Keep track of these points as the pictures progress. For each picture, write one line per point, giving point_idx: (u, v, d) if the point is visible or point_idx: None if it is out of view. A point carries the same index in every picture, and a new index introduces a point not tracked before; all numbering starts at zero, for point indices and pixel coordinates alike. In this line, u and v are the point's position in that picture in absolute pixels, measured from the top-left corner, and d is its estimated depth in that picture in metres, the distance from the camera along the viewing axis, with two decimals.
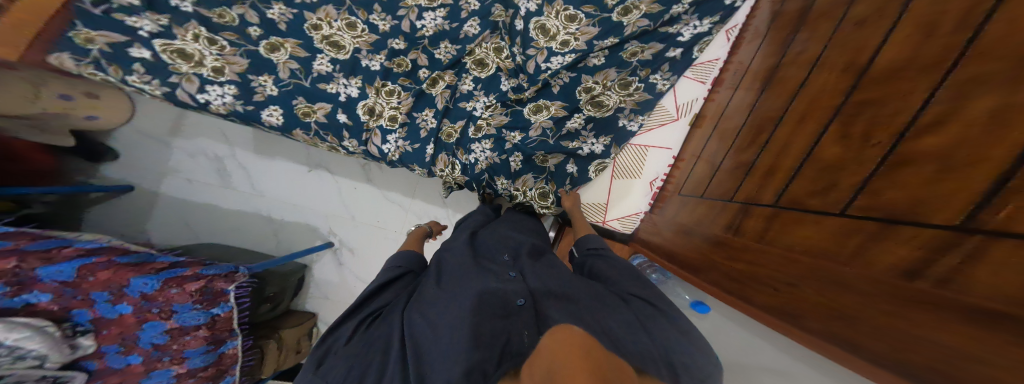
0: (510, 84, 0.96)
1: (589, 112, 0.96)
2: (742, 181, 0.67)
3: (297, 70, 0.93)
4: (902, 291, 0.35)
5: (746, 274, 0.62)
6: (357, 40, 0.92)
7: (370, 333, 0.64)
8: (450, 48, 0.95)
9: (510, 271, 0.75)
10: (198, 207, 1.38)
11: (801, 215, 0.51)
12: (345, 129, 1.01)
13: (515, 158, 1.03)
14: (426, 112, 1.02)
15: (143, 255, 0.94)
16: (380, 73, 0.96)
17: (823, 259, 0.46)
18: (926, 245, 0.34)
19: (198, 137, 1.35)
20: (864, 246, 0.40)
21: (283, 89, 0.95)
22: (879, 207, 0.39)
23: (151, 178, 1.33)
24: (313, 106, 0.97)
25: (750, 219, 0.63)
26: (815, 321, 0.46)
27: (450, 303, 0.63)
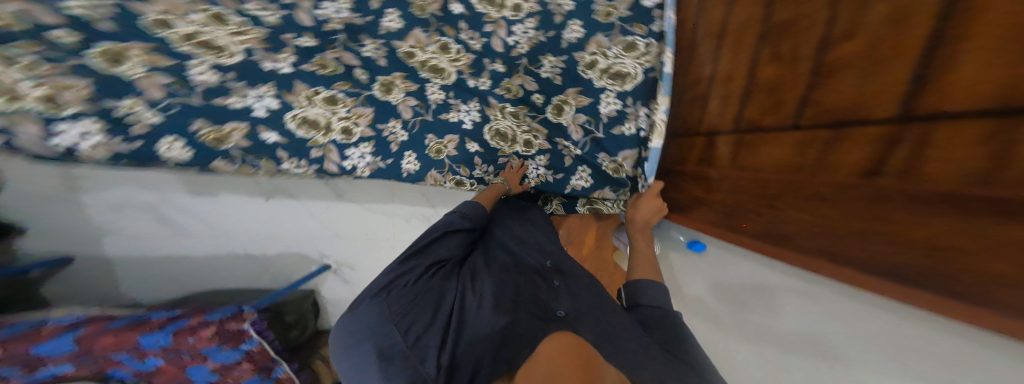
0: (484, 82, 0.76)
1: (614, 88, 0.68)
2: (704, 108, 0.60)
3: (174, 86, 0.60)
4: (868, 190, 0.33)
5: (734, 206, 0.55)
6: (241, 39, 0.59)
7: (430, 281, 0.61)
8: (378, 42, 0.68)
9: (554, 280, 0.67)
10: (162, 264, 1.15)
11: (759, 136, 0.48)
12: (282, 149, 0.73)
13: (582, 172, 0.81)
14: (393, 123, 0.80)
15: (134, 316, 0.85)
16: (297, 76, 0.66)
17: (793, 176, 0.43)
18: (873, 141, 0.32)
19: (110, 188, 0.97)
20: (825, 155, 0.38)
21: (169, 114, 0.62)
22: (826, 113, 0.37)
23: (75, 246, 1.02)
24: (224, 128, 0.67)
25: (716, 150, 0.57)
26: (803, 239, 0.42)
27: (501, 295, 0.61)
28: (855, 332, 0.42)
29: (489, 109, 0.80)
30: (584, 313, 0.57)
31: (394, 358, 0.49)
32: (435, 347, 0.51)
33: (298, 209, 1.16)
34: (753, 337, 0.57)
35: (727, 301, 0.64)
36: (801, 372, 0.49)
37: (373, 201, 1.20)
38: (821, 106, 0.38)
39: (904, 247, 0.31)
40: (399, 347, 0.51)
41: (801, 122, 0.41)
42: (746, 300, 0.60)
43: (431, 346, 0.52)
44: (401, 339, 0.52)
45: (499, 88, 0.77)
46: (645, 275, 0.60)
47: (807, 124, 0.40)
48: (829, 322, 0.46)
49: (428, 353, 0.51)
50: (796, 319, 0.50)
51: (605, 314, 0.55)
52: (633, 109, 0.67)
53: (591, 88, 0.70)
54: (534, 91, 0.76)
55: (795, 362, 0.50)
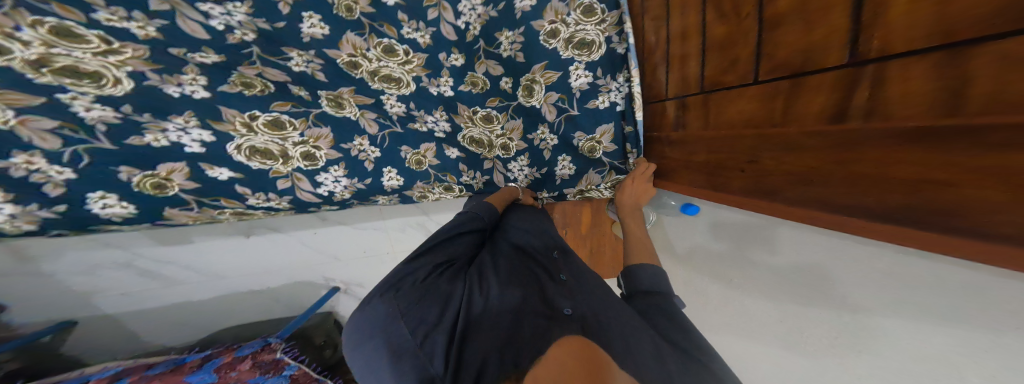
0: (446, 83, 0.72)
1: (582, 59, 0.69)
2: (668, 73, 0.59)
3: (64, 129, 0.54)
4: (831, 135, 0.32)
5: (713, 162, 0.50)
6: (115, 59, 0.52)
7: (439, 279, 0.53)
8: (306, 55, 0.62)
9: (559, 275, 0.60)
10: (157, 319, 1.11)
11: (722, 95, 0.47)
12: (240, 184, 0.67)
13: (563, 161, 0.81)
14: (359, 141, 0.72)
15: (171, 361, 0.95)
16: (218, 101, 0.59)
17: (760, 129, 0.41)
18: (833, 86, 0.31)
19: (68, 253, 0.94)
20: (789, 104, 0.37)
21: (80, 166, 0.57)
22: (779, 66, 0.37)
23: (67, 311, 1.00)
24: (159, 172, 0.62)
25: (686, 113, 0.56)
26: (783, 192, 0.38)
27: (511, 290, 0.53)
28: (863, 275, 0.41)
29: (458, 118, 0.76)
30: (592, 315, 0.50)
31: (403, 355, 0.44)
32: (443, 346, 0.44)
33: (288, 240, 1.12)
34: (766, 292, 0.56)
35: (730, 259, 0.64)
36: (822, 320, 0.47)
37: (360, 219, 1.15)
38: (774, 58, 0.38)
39: (865, 186, 0.29)
40: (408, 346, 0.44)
41: (759, 78, 0.40)
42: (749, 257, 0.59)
43: (439, 345, 0.44)
44: (409, 335, 0.45)
45: (462, 84, 0.73)
46: (640, 260, 0.62)
47: (764, 80, 0.40)
48: (835, 267, 0.44)
49: (436, 352, 0.43)
50: (801, 267, 0.49)
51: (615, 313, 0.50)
52: (605, 81, 0.70)
53: (558, 61, 0.70)
54: (500, 76, 0.74)
55: (812, 312, 0.49)
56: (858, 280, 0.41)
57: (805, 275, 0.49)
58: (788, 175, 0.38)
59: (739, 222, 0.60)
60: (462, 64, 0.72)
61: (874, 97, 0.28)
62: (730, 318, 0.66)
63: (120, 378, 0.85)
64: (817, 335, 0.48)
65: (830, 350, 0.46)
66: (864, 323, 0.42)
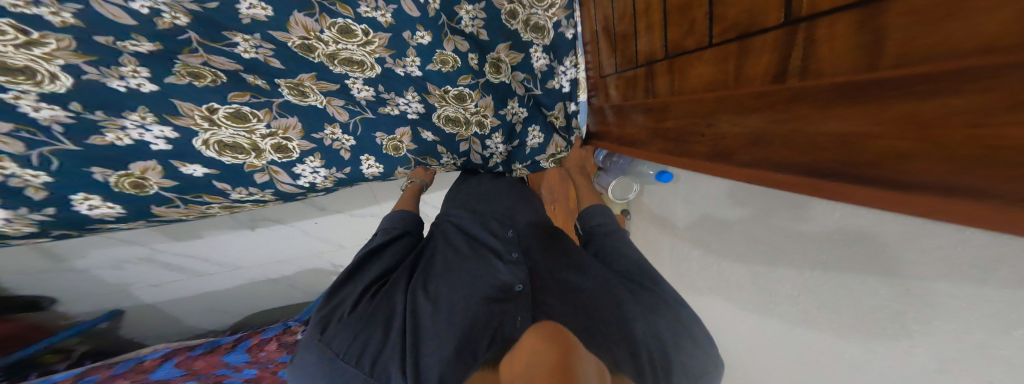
0: (415, 63, 0.74)
1: (539, 42, 0.77)
2: (635, 41, 0.58)
3: (21, 131, 0.58)
4: (772, 97, 0.32)
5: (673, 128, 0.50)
6: (39, 51, 0.53)
7: (374, 300, 0.52)
8: (252, 39, 0.63)
9: (512, 251, 0.62)
10: (192, 302, 1.22)
11: (682, 60, 0.47)
12: (218, 180, 0.73)
13: (534, 130, 0.85)
14: (330, 130, 0.76)
15: (208, 344, 1.07)
16: (167, 93, 0.62)
17: (719, 92, 0.40)
18: (776, 47, 0.31)
19: (91, 250, 0.98)
20: (739, 67, 0.36)
21: (53, 169, 0.62)
22: (729, 29, 0.37)
23: (112, 300, 1.10)
24: (133, 172, 0.67)
25: (654, 80, 0.55)
26: (727, 154, 0.38)
27: (456, 287, 0.54)
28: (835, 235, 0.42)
29: (430, 96, 0.79)
30: (545, 292, 0.54)
31: None
32: (397, 366, 0.44)
33: (289, 230, 1.15)
34: (740, 255, 0.59)
35: (712, 225, 0.66)
36: (789, 279, 0.49)
37: (356, 208, 1.17)
38: (725, 17, 0.37)
39: (825, 143, 0.27)
40: (355, 378, 0.43)
41: (713, 40, 0.39)
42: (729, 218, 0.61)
43: (392, 366, 0.44)
44: (353, 369, 0.44)
45: (432, 63, 0.75)
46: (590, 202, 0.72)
47: (718, 41, 0.39)
48: (834, 234, 0.42)
49: (391, 374, 0.44)
50: (774, 229, 0.51)
51: (568, 285, 0.54)
52: (556, 65, 0.79)
53: (519, 43, 0.77)
54: (467, 52, 0.76)
55: (780, 271, 0.51)
56: (834, 239, 0.42)
57: (777, 235, 0.51)
58: (743, 137, 0.36)
59: (723, 189, 0.62)
60: (428, 42, 0.73)
61: (818, 52, 0.28)
62: (709, 282, 0.69)
63: (169, 358, 0.98)
64: (782, 292, 0.51)
65: (793, 306, 0.49)
66: (834, 280, 0.42)
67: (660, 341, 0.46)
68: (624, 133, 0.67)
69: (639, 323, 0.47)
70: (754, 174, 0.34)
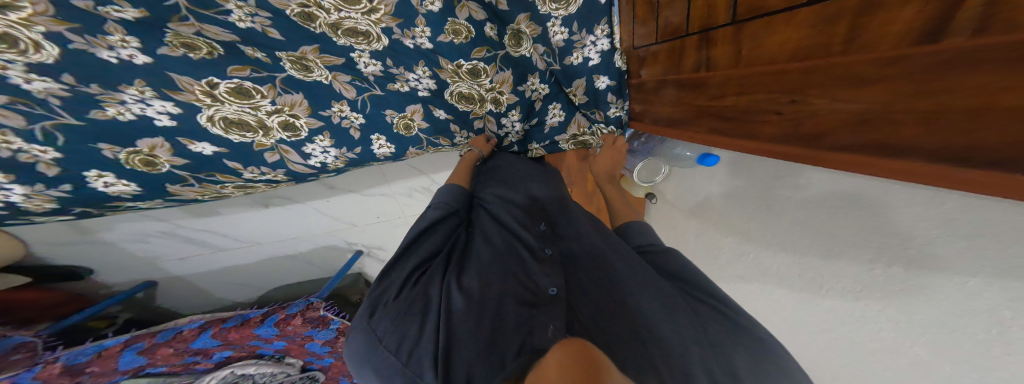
0: (425, 33, 0.68)
1: (559, 13, 0.69)
2: (682, 7, 0.50)
3: (18, 103, 0.53)
4: (914, 62, 0.24)
5: (737, 107, 0.43)
6: (15, 16, 0.47)
7: (411, 292, 0.50)
8: (247, 6, 0.58)
9: (545, 248, 0.59)
10: (219, 275, 1.25)
11: (761, 22, 0.37)
12: (228, 159, 0.70)
13: (554, 106, 0.81)
14: (337, 107, 0.72)
15: (240, 315, 1.04)
16: (162, 66, 0.57)
17: (815, 61, 0.32)
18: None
19: (119, 224, 0.98)
20: (856, 25, 0.27)
21: (59, 144, 0.59)
22: None
23: (144, 273, 1.12)
24: (142, 149, 0.63)
25: (713, 47, 0.46)
26: (824, 137, 0.31)
27: (489, 283, 0.51)
28: (893, 225, 0.37)
29: (442, 71, 0.73)
30: (578, 307, 0.52)
31: (391, 379, 0.42)
32: (429, 363, 0.41)
33: (304, 209, 1.13)
34: (786, 244, 0.53)
35: (751, 208, 0.59)
36: (850, 274, 0.42)
37: (368, 187, 1.13)
38: None
39: (956, 118, 0.22)
40: (393, 368, 0.43)
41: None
42: (767, 202, 0.56)
43: (425, 359, 0.42)
44: (393, 358, 0.44)
45: (443, 33, 0.68)
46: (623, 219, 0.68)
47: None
48: (846, 203, 0.42)
49: (425, 367, 0.42)
50: (828, 218, 0.45)
51: (611, 293, 0.51)
52: (579, 37, 0.71)
53: (536, 16, 0.69)
54: (485, 21, 0.68)
55: (837, 265, 0.44)
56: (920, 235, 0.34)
57: (832, 225, 0.44)
58: (842, 116, 0.30)
59: (770, 171, 0.55)
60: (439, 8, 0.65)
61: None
62: (744, 270, 0.63)
63: (205, 329, 0.97)
64: (838, 290, 0.44)
65: (851, 303, 0.43)
66: (898, 275, 0.37)
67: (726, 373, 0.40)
68: (664, 113, 0.61)
69: (696, 350, 0.42)
70: (854, 159, 0.29)
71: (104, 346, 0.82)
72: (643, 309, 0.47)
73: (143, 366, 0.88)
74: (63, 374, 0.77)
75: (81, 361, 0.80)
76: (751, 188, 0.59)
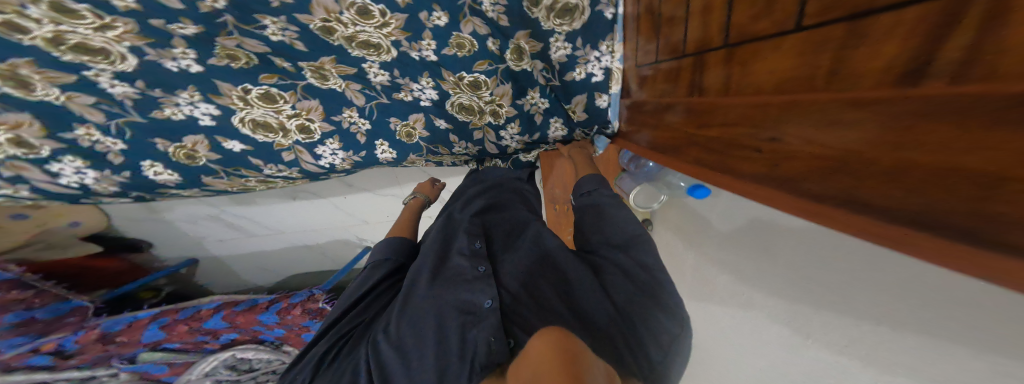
0: (432, 47, 0.69)
1: (563, 29, 0.68)
2: (684, 25, 0.46)
3: (101, 103, 0.66)
4: (895, 112, 0.21)
5: (727, 139, 0.39)
6: (112, 34, 0.59)
7: (337, 364, 0.50)
8: (279, 21, 0.63)
9: (479, 265, 0.55)
10: (249, 258, 1.33)
11: (754, 46, 0.33)
12: (252, 157, 0.79)
13: (556, 121, 0.80)
14: (348, 113, 0.76)
15: (250, 300, 1.15)
16: (211, 74, 0.66)
17: (798, 96, 0.29)
18: (917, 35, 0.19)
19: (176, 206, 1.08)
20: (841, 62, 0.24)
21: (125, 138, 0.72)
22: (832, 6, 0.24)
23: (189, 251, 1.23)
24: (186, 144, 0.75)
25: (706, 71, 0.43)
26: (812, 182, 0.28)
27: (419, 324, 0.49)
28: (890, 280, 0.33)
29: (445, 83, 0.74)
30: (517, 308, 0.49)
31: None
32: None
33: (322, 203, 1.18)
34: (775, 287, 0.49)
35: (747, 246, 0.55)
36: (836, 327, 0.39)
37: (381, 187, 1.15)
38: None
39: (926, 179, 0.20)
40: None
41: (805, 20, 0.26)
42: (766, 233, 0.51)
43: None
44: None
45: (447, 46, 0.69)
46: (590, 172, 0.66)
47: (811, 24, 0.26)
48: (852, 254, 0.37)
49: None
50: (825, 267, 0.41)
51: (552, 294, 0.51)
52: (583, 52, 0.69)
53: (538, 32, 0.68)
54: (487, 36, 0.68)
55: (826, 316, 0.41)
56: (916, 294, 0.31)
57: (827, 274, 0.40)
58: (820, 160, 0.27)
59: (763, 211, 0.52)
60: (444, 24, 0.67)
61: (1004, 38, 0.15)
62: (734, 313, 0.58)
63: (219, 310, 1.08)
64: (827, 341, 0.41)
65: (837, 357, 0.39)
66: (897, 342, 0.33)
67: (643, 344, 0.45)
68: (658, 137, 0.57)
69: (599, 308, 0.47)
70: (820, 211, 0.26)
71: (137, 317, 0.99)
72: (570, 276, 0.53)
73: (162, 341, 1.00)
74: (99, 340, 0.93)
75: (117, 328, 0.96)
76: (750, 213, 0.55)
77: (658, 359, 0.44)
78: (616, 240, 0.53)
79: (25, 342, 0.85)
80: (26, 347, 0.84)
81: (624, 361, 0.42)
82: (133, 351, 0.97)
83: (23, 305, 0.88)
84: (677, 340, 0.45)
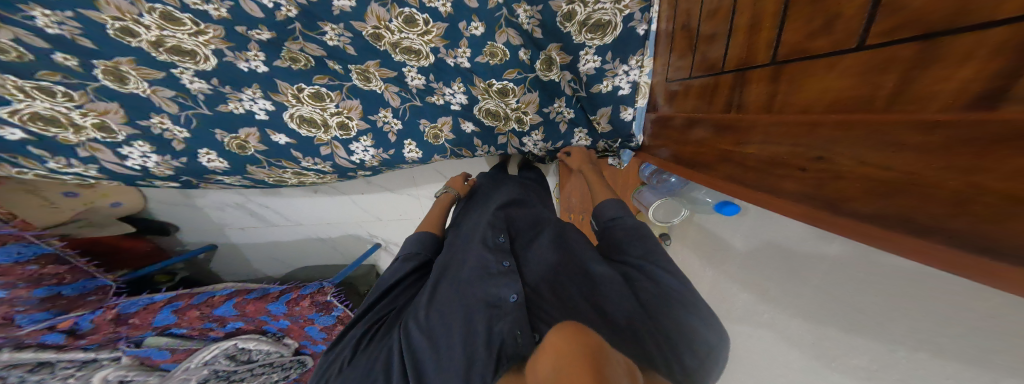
0: (467, 54, 0.71)
1: (594, 43, 0.69)
2: (725, 43, 0.47)
3: (178, 96, 0.71)
4: (965, 135, 0.21)
5: (767, 155, 0.39)
6: (203, 39, 0.64)
7: (367, 350, 0.51)
8: (338, 28, 0.67)
9: (504, 260, 0.55)
10: (264, 247, 1.37)
11: (808, 65, 0.33)
12: (294, 150, 0.82)
13: (580, 131, 0.81)
14: (384, 113, 0.79)
15: (262, 289, 1.15)
16: (274, 75, 0.71)
17: (856, 115, 0.28)
18: (993, 60, 0.19)
19: (209, 192, 1.15)
20: (911, 82, 0.24)
21: (191, 128, 0.76)
22: (900, 27, 0.24)
23: (211, 237, 1.30)
24: (241, 135, 0.78)
25: (748, 87, 0.43)
26: (860, 203, 0.28)
27: (448, 315, 0.49)
28: (941, 310, 0.32)
29: (475, 89, 0.76)
30: (541, 304, 0.51)
31: None
32: None
33: (340, 198, 1.20)
34: (803, 309, 0.48)
35: (770, 268, 0.54)
36: (869, 351, 0.39)
37: (397, 186, 1.16)
38: (907, 5, 0.23)
39: (987, 200, 0.19)
40: None
41: (866, 41, 0.27)
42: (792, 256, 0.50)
43: None
44: None
45: (481, 55, 0.71)
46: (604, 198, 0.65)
47: (874, 44, 0.26)
48: (887, 279, 0.37)
49: None
50: (859, 292, 0.40)
51: (577, 299, 0.51)
52: (612, 66, 0.71)
53: (570, 45, 0.70)
54: (520, 46, 0.70)
55: (860, 342, 0.40)
56: (964, 326, 0.31)
57: (862, 300, 0.39)
58: (873, 181, 0.27)
59: (788, 232, 0.51)
60: (480, 33, 0.69)
61: None
62: (751, 330, 0.58)
63: (231, 298, 1.08)
64: (852, 365, 0.40)
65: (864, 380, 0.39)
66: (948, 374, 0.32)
67: (674, 343, 0.44)
68: (687, 151, 0.57)
69: (617, 311, 0.48)
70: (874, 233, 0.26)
71: (153, 299, 0.98)
72: (595, 275, 0.53)
73: (170, 326, 1.00)
74: (113, 322, 0.92)
75: (133, 309, 0.95)
76: (768, 235, 0.55)
77: (695, 366, 0.43)
78: (638, 253, 0.52)
79: (45, 319, 0.84)
80: (46, 323, 0.83)
81: (651, 356, 0.43)
82: (140, 334, 0.96)
83: (54, 280, 0.88)
84: (709, 351, 0.43)
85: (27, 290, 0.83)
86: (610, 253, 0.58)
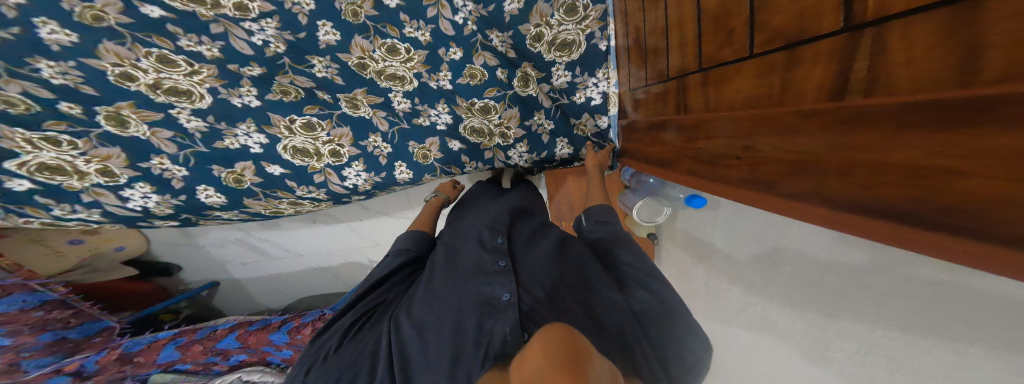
0: (447, 78, 0.77)
1: (563, 60, 0.75)
2: (666, 56, 0.53)
3: (177, 137, 0.76)
4: (824, 115, 0.25)
5: (703, 150, 0.44)
6: (197, 78, 0.71)
7: (359, 337, 0.55)
8: (325, 60, 0.73)
9: (500, 260, 0.58)
10: (268, 279, 1.38)
11: (720, 72, 0.40)
12: (289, 179, 0.87)
13: (561, 142, 0.86)
14: (374, 138, 0.84)
15: (263, 321, 1.19)
16: (267, 108, 0.76)
17: (757, 110, 0.34)
18: (823, 59, 0.25)
19: (210, 231, 1.19)
20: (786, 80, 0.29)
21: (189, 165, 0.81)
22: (773, 39, 0.31)
23: (214, 274, 1.31)
24: (237, 169, 0.83)
25: (689, 94, 0.48)
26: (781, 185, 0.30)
27: (440, 310, 0.52)
28: (876, 283, 0.33)
29: (458, 108, 0.81)
30: (538, 310, 0.50)
31: None
32: None
33: (339, 226, 1.24)
34: (783, 298, 0.48)
35: (745, 270, 0.56)
36: (850, 335, 0.37)
37: (394, 210, 1.20)
38: (772, 24, 0.30)
39: (849, 167, 0.23)
40: None
41: (755, 51, 0.33)
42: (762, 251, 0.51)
43: None
44: None
45: (461, 77, 0.77)
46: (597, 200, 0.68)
47: (759, 53, 0.33)
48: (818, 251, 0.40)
49: None
50: (814, 272, 0.41)
51: (578, 296, 0.51)
52: (583, 79, 0.77)
53: (541, 62, 0.76)
54: (497, 66, 0.76)
55: (838, 325, 0.38)
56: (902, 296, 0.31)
57: (813, 274, 0.41)
58: (785, 165, 0.29)
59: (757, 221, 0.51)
60: (460, 59, 0.75)
61: (886, 60, 0.20)
62: (748, 327, 0.56)
63: (234, 330, 1.13)
64: (844, 352, 0.38)
65: (858, 368, 0.36)
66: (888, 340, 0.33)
67: (657, 348, 0.46)
68: (655, 155, 0.61)
69: (614, 319, 0.48)
70: (800, 209, 0.27)
71: (156, 338, 1.05)
72: (589, 280, 0.53)
73: (173, 362, 1.06)
74: (117, 361, 0.99)
75: (138, 348, 1.02)
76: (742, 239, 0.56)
77: (680, 377, 0.45)
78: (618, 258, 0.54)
79: (51, 363, 0.88)
80: (52, 367, 0.88)
81: (635, 360, 0.44)
82: (146, 371, 1.04)
83: (60, 324, 0.92)
84: (693, 365, 0.45)
85: (32, 336, 0.86)
86: (602, 258, 0.58)
